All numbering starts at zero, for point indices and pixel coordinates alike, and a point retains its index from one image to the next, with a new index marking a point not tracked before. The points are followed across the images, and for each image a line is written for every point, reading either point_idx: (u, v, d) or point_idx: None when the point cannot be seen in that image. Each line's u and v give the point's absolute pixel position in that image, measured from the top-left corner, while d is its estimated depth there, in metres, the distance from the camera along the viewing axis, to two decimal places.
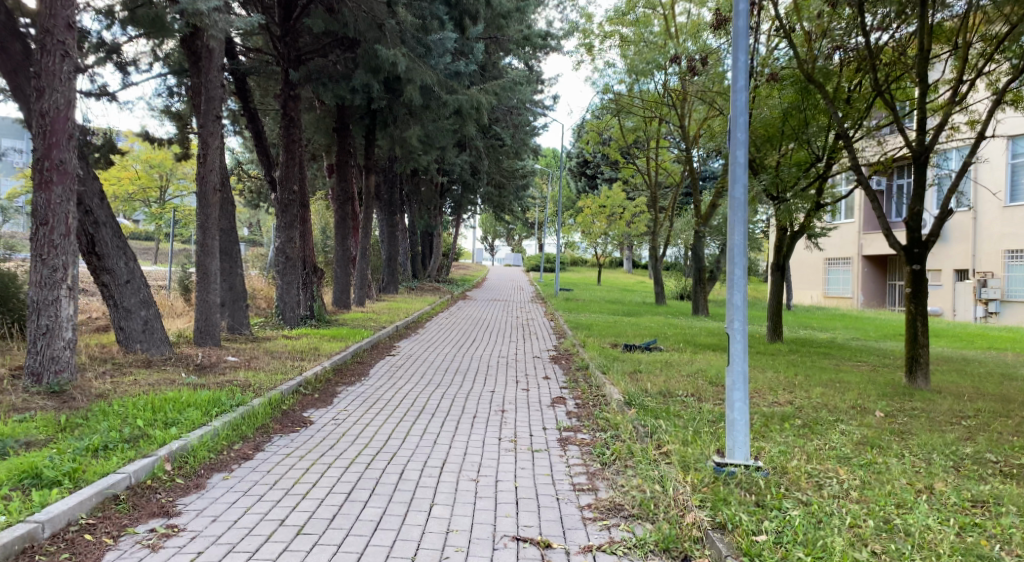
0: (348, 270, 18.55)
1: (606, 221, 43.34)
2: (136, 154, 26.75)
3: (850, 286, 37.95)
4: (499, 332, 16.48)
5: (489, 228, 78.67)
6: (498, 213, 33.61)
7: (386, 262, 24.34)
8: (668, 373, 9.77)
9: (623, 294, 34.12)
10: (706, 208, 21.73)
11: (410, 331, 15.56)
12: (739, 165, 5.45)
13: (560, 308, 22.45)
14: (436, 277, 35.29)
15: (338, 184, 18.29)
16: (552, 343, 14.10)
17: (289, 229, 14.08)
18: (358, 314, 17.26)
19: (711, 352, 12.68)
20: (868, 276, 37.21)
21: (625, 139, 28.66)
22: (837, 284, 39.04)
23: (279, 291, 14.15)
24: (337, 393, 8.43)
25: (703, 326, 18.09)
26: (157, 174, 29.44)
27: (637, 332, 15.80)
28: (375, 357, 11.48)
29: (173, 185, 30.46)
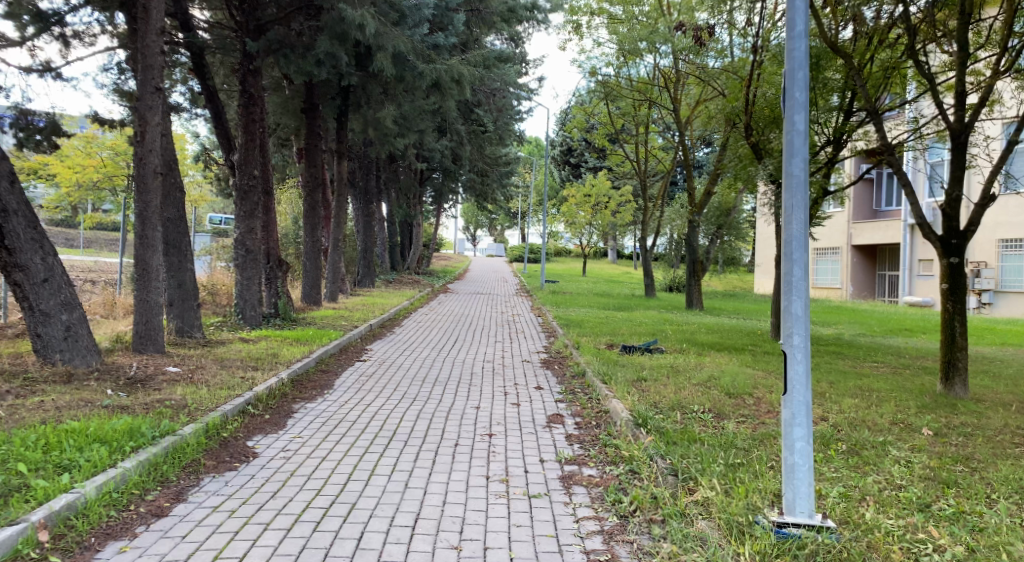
0: (319, 264, 17.18)
1: (591, 210, 42.20)
2: (100, 139, 25.39)
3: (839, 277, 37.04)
4: (484, 330, 15.21)
5: (471, 218, 77.38)
6: (480, 202, 32.33)
7: (362, 254, 22.98)
8: (676, 382, 8.60)
9: (611, 286, 32.98)
10: (700, 196, 20.61)
11: (386, 330, 14.25)
12: (799, 133, 4.25)
13: (547, 302, 21.24)
14: (416, 269, 33.97)
15: (307, 170, 16.88)
16: (541, 344, 12.85)
17: (249, 219, 12.69)
18: (330, 312, 15.94)
19: (716, 353, 11.55)
20: (858, 267, 36.33)
21: (613, 125, 27.46)
22: (826, 274, 38.13)
23: (239, 287, 12.77)
24: (293, 413, 7.12)
25: (701, 322, 16.96)
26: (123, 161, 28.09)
27: (632, 330, 14.65)
28: (343, 362, 10.15)
29: None
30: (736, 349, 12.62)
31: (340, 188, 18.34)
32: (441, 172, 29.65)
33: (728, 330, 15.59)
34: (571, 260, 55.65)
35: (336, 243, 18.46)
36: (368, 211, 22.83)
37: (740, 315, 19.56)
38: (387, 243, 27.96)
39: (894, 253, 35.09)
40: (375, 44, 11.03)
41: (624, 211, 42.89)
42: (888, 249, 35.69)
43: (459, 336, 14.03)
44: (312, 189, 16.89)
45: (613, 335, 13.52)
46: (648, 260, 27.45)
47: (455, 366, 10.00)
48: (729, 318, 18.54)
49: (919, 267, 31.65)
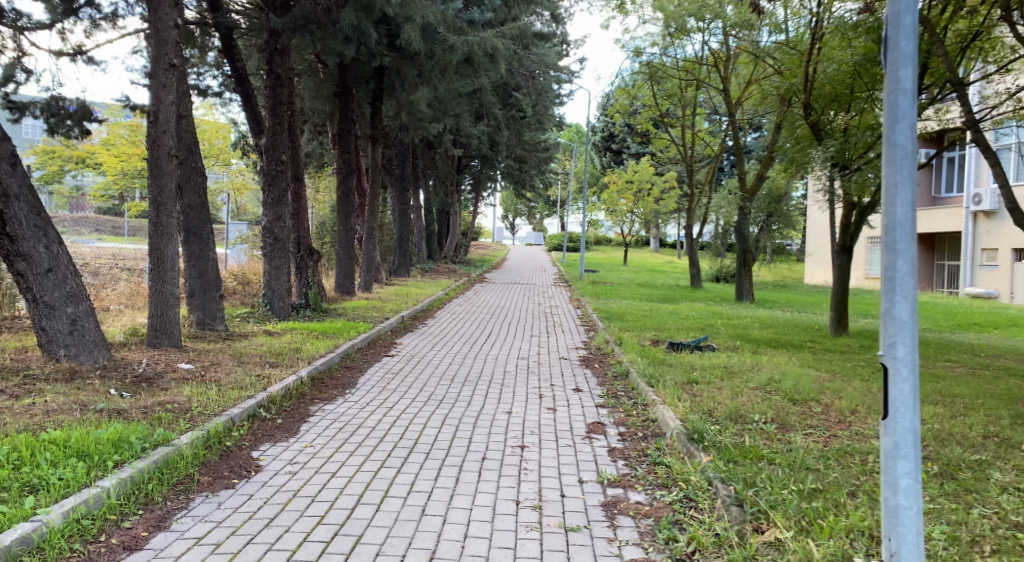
0: (352, 253, 16.63)
1: (633, 198, 41.13)
2: (144, 127, 25.55)
3: None
4: (522, 323, 14.45)
5: (511, 206, 76.73)
6: (520, 190, 31.63)
7: (398, 243, 22.45)
8: (731, 387, 7.79)
9: (654, 277, 31.99)
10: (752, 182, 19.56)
11: (418, 322, 13.63)
12: (901, 95, 3.51)
13: (587, 293, 20.43)
14: (455, 258, 33.42)
15: (340, 156, 16.33)
16: (582, 339, 12.09)
17: (278, 206, 12.14)
18: (363, 302, 15.39)
19: (773, 352, 10.65)
20: None
21: (658, 108, 26.46)
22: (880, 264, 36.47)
23: (266, 278, 12.23)
24: (309, 416, 6.51)
25: (753, 316, 16.00)
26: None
27: (679, 324, 13.80)
28: (371, 357, 9.53)
29: None
30: (794, 346, 11.70)
31: (374, 175, 17.76)
32: (480, 159, 29.01)
33: (783, 325, 14.61)
34: (612, 249, 54.61)
35: (370, 231, 17.90)
36: (405, 199, 22.28)
37: (793, 308, 18.50)
38: (424, 231, 27.42)
39: (953, 242, 33.32)
40: (403, 16, 10.34)
41: (668, 199, 41.75)
42: (947, 238, 33.91)
43: (494, 329, 13.32)
44: (345, 176, 16.34)
45: (658, 330, 12.70)
46: (694, 249, 26.41)
47: (488, 364, 9.30)
48: (782, 311, 17.52)
49: (981, 257, 29.79)
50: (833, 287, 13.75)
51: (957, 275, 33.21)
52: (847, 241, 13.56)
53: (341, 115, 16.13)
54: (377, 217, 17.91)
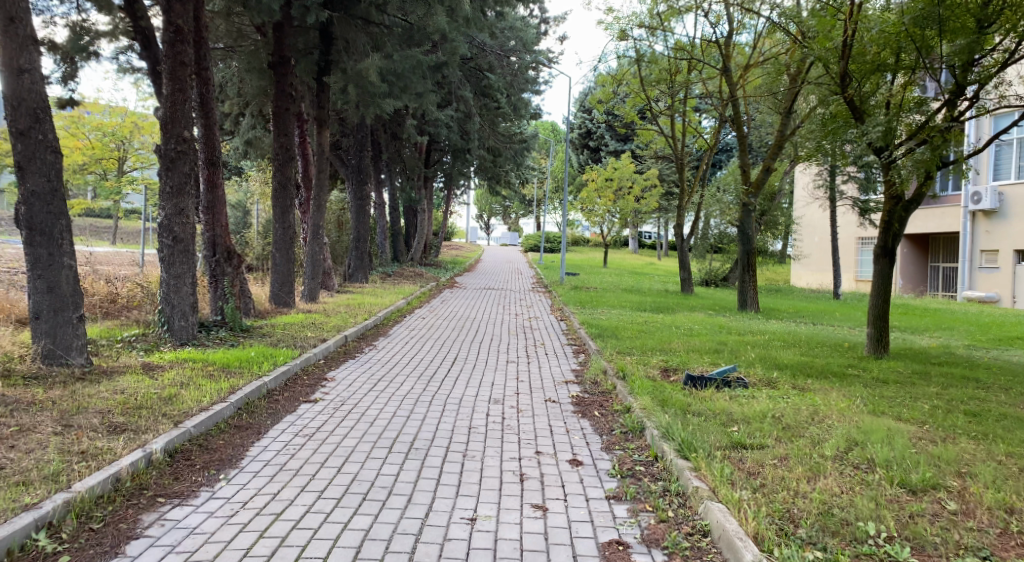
0: (291, 258, 13.96)
1: (613, 196, 38.78)
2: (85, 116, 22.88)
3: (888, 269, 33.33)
4: (497, 342, 11.86)
5: (485, 205, 74.17)
6: (494, 186, 29.11)
7: (354, 244, 19.75)
8: (802, 461, 5.30)
9: (639, 281, 29.60)
10: (757, 174, 17.10)
11: (365, 342, 10.96)
12: None
13: (570, 302, 17.86)
14: (423, 260, 30.74)
15: (275, 139, 13.64)
16: (570, 367, 9.53)
17: (178, 197, 9.43)
18: (301, 316, 12.70)
19: (820, 389, 8.16)
20: (907, 257, 32.64)
21: (646, 96, 24.11)
22: None
23: (162, 290, 9.49)
24: (129, 544, 3.98)
25: (768, 330, 13.58)
26: (113, 143, 25.34)
27: (687, 343, 11.33)
28: (287, 401, 6.91)
29: (133, 156, 26.68)
30: (837, 375, 9.29)
31: (319, 163, 15.09)
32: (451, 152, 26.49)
33: (807, 343, 12.20)
34: (589, 249, 52.25)
35: (314, 230, 15.29)
36: (363, 193, 19.74)
37: (805, 319, 16.15)
38: (388, 231, 24.71)
39: (949, 243, 31.37)
40: None
41: (649, 198, 39.46)
42: (942, 239, 31.93)
43: (462, 352, 10.72)
44: (284, 164, 13.67)
45: (666, 352, 10.23)
46: (686, 251, 24.02)
47: (447, 414, 6.72)
48: (795, 323, 15.18)
49: (981, 258, 27.41)
50: (871, 297, 11.41)
51: (953, 279, 31.24)
52: (889, 241, 11.22)
53: (277, 92, 13.54)
54: (324, 215, 15.35)
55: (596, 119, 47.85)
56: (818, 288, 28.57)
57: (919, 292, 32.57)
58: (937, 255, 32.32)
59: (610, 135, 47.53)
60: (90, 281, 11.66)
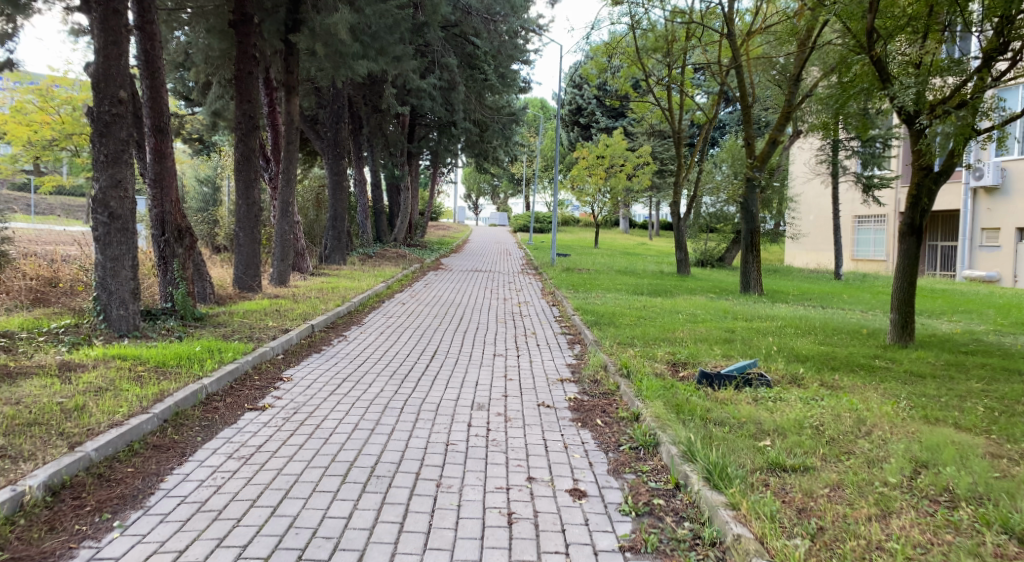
0: (256, 238, 12.73)
1: (604, 174, 37.61)
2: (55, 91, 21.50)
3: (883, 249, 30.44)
4: (485, 331, 10.66)
5: (473, 185, 72.92)
6: (482, 163, 27.85)
7: (330, 223, 18.51)
8: (862, 492, 4.23)
9: (631, 261, 28.51)
10: (762, 147, 15.90)
11: (334, 332, 9.77)
12: None
13: (562, 284, 16.77)
14: (409, 241, 29.52)
15: (237, 107, 12.38)
16: (565, 361, 8.37)
17: (115, 167, 8.19)
18: (266, 301, 11.53)
19: (852, 387, 7.10)
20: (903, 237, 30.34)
21: (642, 67, 22.88)
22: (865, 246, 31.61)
23: (96, 274, 8.26)
24: None
25: (777, 316, 12.52)
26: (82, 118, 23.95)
27: (693, 332, 10.27)
28: (230, 409, 5.77)
29: None
30: (865, 369, 8.25)
31: (288, 134, 13.85)
32: (438, 127, 25.29)
33: (822, 329, 11.16)
34: (579, 229, 51.11)
35: (283, 207, 14.06)
36: (340, 168, 18.45)
37: (811, 302, 15.14)
38: (369, 209, 23.42)
39: (949, 221, 30.42)
40: None
41: (641, 175, 38.31)
42: (941, 216, 30.99)
43: (444, 342, 9.54)
44: (247, 134, 12.41)
45: (672, 344, 9.14)
46: (683, 230, 22.89)
47: (421, 424, 5.62)
48: (803, 307, 14.13)
49: (982, 237, 26.35)
50: (895, 279, 10.26)
51: (953, 257, 30.39)
52: (916, 217, 10.07)
53: (239, 53, 12.26)
54: (295, 191, 14.14)
55: (586, 95, 46.45)
56: (817, 268, 27.61)
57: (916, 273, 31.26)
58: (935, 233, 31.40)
59: (601, 111, 46.19)
60: (28, 263, 10.46)
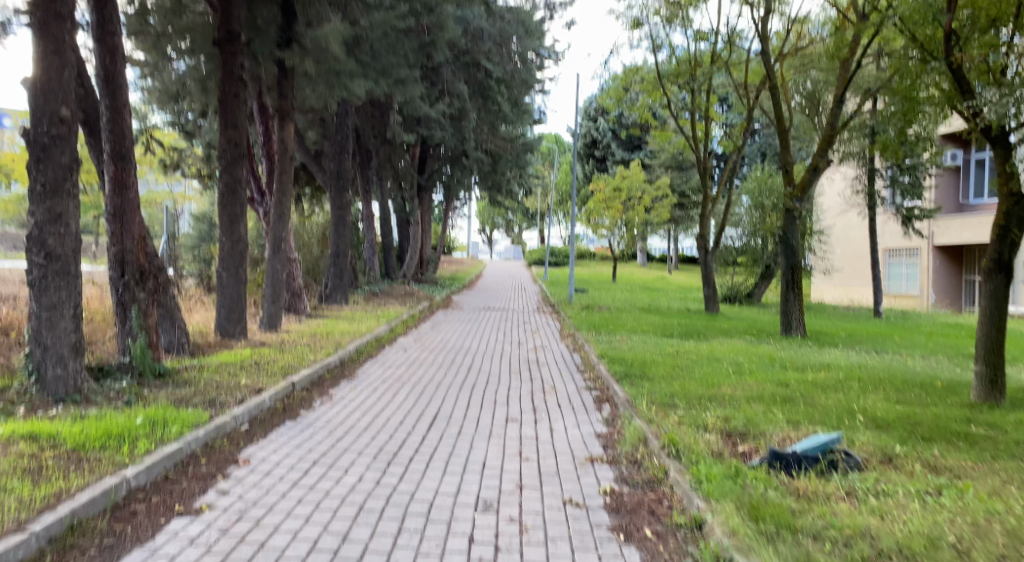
0: (242, 278, 11.40)
1: (621, 207, 36.20)
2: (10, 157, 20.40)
3: (916, 283, 29.08)
4: (499, 384, 9.18)
5: (488, 219, 71.98)
6: (495, 195, 26.61)
7: (332, 260, 17.21)
8: None
9: (654, 297, 27.02)
10: (804, 173, 14.43)
11: (319, 389, 8.31)
12: None
13: (583, 325, 15.30)
14: (420, 277, 28.22)
15: (221, 132, 11.13)
16: (594, 429, 6.90)
17: (54, 198, 6.82)
18: (249, 350, 10.17)
19: (966, 469, 5.54)
20: (940, 270, 28.57)
21: (664, 94, 21.64)
22: (897, 279, 30.23)
23: (30, 327, 6.87)
24: None
25: (831, 365, 10.94)
26: None
27: (742, 388, 8.75)
28: (152, 517, 4.38)
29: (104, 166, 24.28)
30: (966, 439, 6.70)
31: (280, 163, 12.61)
32: (451, 159, 24.16)
33: (889, 381, 9.60)
34: (596, 263, 49.66)
35: (274, 243, 12.73)
36: (343, 202, 17.26)
37: (864, 346, 13.55)
38: (376, 245, 22.14)
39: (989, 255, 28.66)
40: None
41: (661, 208, 36.94)
42: None
43: (449, 400, 8.07)
44: (232, 163, 11.15)
45: (721, 406, 7.60)
46: (711, 264, 21.39)
47: (408, 540, 4.22)
48: (855, 352, 12.56)
49: None
50: (979, 324, 8.68)
51: None
52: (1005, 252, 8.48)
53: (222, 73, 11.04)
54: (289, 226, 12.88)
55: (602, 127, 45.35)
56: (851, 305, 25.96)
57: (953, 307, 28.55)
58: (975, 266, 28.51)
59: (617, 144, 45.05)
60: None
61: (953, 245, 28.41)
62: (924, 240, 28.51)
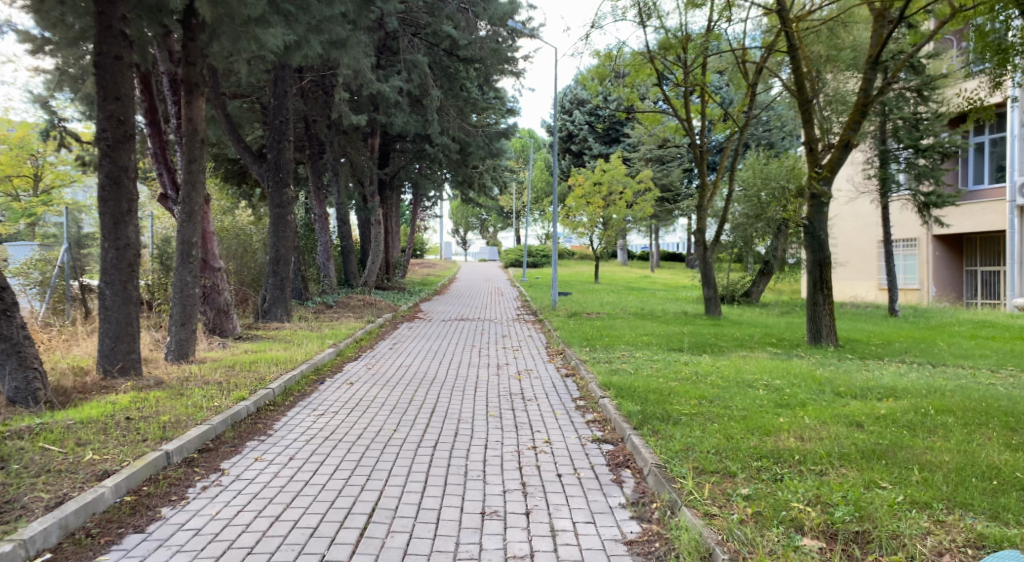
0: (132, 296, 8.70)
1: (602, 202, 33.83)
2: None
3: (914, 276, 27.02)
4: (471, 435, 6.73)
5: (462, 219, 69.53)
6: (467, 190, 24.09)
7: (271, 268, 14.54)
8: None
9: (645, 299, 24.70)
10: (833, 152, 12.07)
11: (202, 464, 5.66)
12: None
13: (573, 338, 12.85)
14: (388, 282, 25.60)
15: (99, 107, 8.48)
16: (620, 534, 4.50)
17: None
18: (130, 396, 7.49)
19: None
20: (940, 261, 26.49)
21: (653, 71, 19.19)
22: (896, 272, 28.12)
23: None
24: None
25: (897, 390, 8.53)
26: None
27: (808, 437, 6.30)
28: None
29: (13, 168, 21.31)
30: None
31: (188, 147, 10.08)
32: (416, 152, 21.65)
33: (989, 414, 7.23)
34: (575, 262, 47.19)
35: (181, 250, 10.10)
36: (284, 199, 14.64)
37: (914, 358, 11.17)
38: (332, 249, 19.46)
39: (989, 241, 25.56)
40: None
41: (644, 203, 34.67)
42: (979, 238, 26.02)
43: (398, 472, 5.61)
44: (115, 146, 8.50)
45: (798, 476, 5.17)
46: (710, 261, 19.02)
47: None
48: (911, 367, 10.22)
49: None
50: None
51: (993, 283, 25.40)
52: None
53: (96, 28, 8.42)
54: (202, 228, 10.30)
55: (578, 120, 42.90)
56: (858, 301, 23.80)
57: (953, 300, 26.49)
58: (975, 256, 26.41)
59: (593, 137, 42.73)
60: None
61: (953, 234, 26.23)
62: (925, 230, 26.38)
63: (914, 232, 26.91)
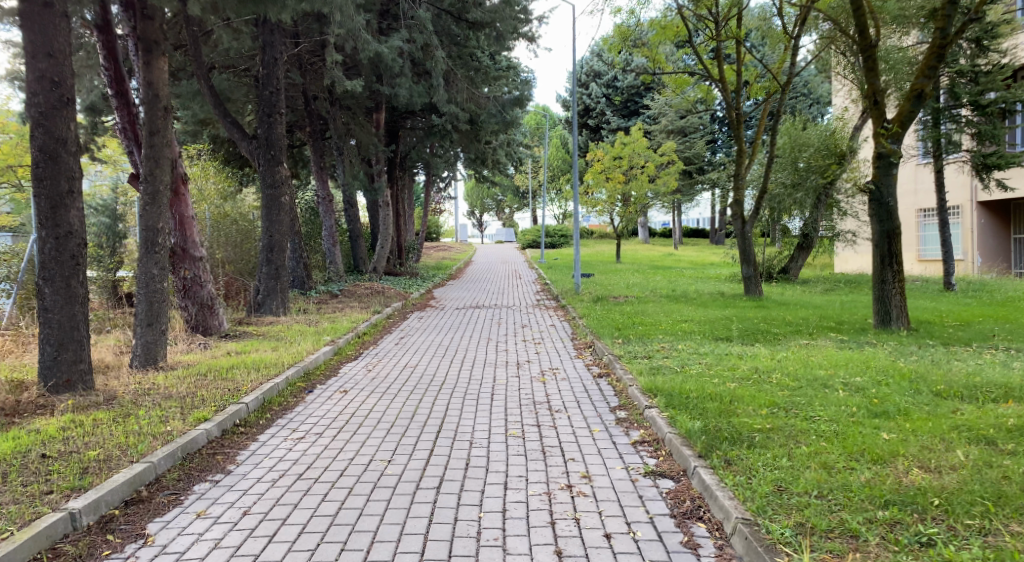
0: (78, 296, 7.23)
1: (623, 177, 32.03)
2: None
3: (958, 246, 25.13)
4: (487, 465, 5.26)
5: (476, 200, 67.79)
6: (478, 168, 22.45)
7: (264, 256, 13.05)
8: None
9: (674, 279, 23.00)
10: (901, 104, 10.33)
11: (123, 532, 4.25)
12: None
13: (604, 328, 11.27)
14: (399, 267, 24.04)
15: (28, 66, 6.99)
16: None
17: None
18: (60, 421, 5.94)
19: None
20: (987, 231, 24.58)
21: (682, 28, 17.37)
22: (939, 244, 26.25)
23: None
24: None
25: (1012, 388, 6.88)
26: None
27: (939, 466, 4.71)
28: None
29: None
30: None
31: (148, 118, 8.55)
32: (425, 126, 20.05)
33: None
34: (594, 242, 45.40)
35: (144, 239, 8.59)
36: (276, 177, 13.08)
37: (1007, 343, 9.46)
38: (337, 233, 17.95)
39: None
40: None
41: (667, 177, 32.83)
42: None
43: (388, 539, 4.19)
44: (49, 114, 7.01)
45: (959, 540, 3.80)
46: (749, 235, 17.29)
47: None
48: (1012, 355, 8.54)
49: None
50: None
51: None
52: None
53: None
54: (169, 213, 8.79)
55: (594, 93, 40.93)
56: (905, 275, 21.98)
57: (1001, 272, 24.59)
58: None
59: (611, 110, 40.80)
60: None
61: (1000, 201, 24.32)
62: (969, 197, 24.48)
63: (957, 199, 24.93)
